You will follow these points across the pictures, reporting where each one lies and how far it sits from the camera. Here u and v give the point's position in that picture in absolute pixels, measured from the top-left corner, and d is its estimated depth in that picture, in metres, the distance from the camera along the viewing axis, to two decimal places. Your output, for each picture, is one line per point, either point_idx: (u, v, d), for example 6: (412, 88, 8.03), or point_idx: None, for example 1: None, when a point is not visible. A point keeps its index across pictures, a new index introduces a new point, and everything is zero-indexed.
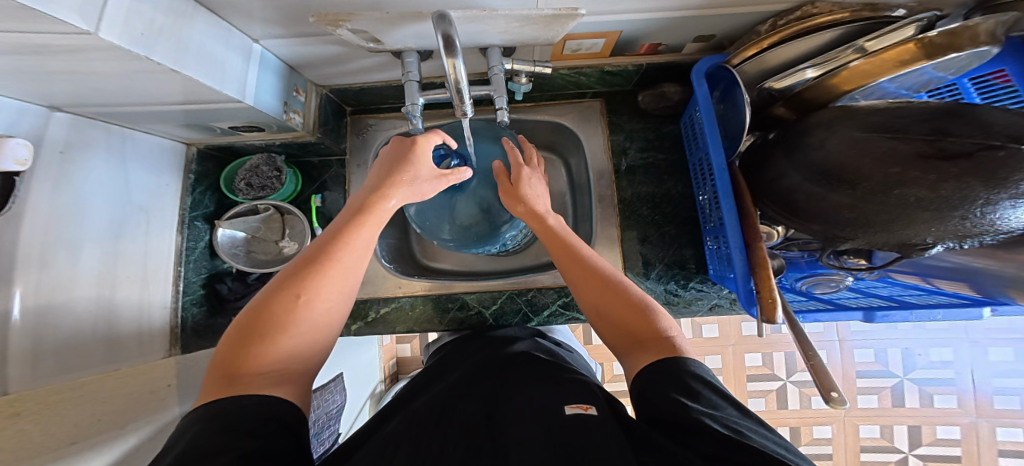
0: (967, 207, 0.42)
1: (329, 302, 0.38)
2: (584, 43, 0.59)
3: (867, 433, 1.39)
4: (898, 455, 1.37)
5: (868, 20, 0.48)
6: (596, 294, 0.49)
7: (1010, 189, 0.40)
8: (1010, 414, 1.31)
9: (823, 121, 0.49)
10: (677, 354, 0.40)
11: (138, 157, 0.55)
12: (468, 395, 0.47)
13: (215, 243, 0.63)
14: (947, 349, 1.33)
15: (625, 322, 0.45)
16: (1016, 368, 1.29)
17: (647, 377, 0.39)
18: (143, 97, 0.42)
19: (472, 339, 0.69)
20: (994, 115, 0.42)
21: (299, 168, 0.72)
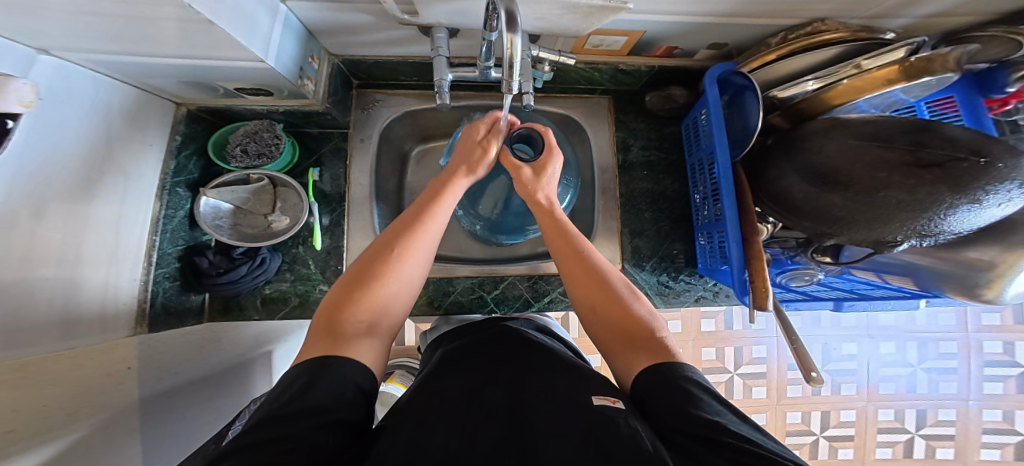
0: (936, 209, 0.49)
1: (414, 266, 0.46)
2: (606, 40, 0.61)
3: (792, 418, 1.50)
4: (811, 437, 1.50)
5: (868, 40, 0.54)
6: (593, 291, 0.49)
7: (971, 194, 0.48)
8: (889, 397, 1.48)
9: (820, 129, 0.55)
10: (671, 360, 0.41)
11: (122, 111, 0.48)
12: (462, 378, 0.44)
13: (195, 213, 0.57)
14: (853, 344, 1.47)
15: (623, 320, 0.46)
16: (896, 358, 1.47)
17: (649, 378, 0.39)
18: (143, 43, 0.37)
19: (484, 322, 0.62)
20: (954, 132, 0.50)
21: (296, 139, 0.68)
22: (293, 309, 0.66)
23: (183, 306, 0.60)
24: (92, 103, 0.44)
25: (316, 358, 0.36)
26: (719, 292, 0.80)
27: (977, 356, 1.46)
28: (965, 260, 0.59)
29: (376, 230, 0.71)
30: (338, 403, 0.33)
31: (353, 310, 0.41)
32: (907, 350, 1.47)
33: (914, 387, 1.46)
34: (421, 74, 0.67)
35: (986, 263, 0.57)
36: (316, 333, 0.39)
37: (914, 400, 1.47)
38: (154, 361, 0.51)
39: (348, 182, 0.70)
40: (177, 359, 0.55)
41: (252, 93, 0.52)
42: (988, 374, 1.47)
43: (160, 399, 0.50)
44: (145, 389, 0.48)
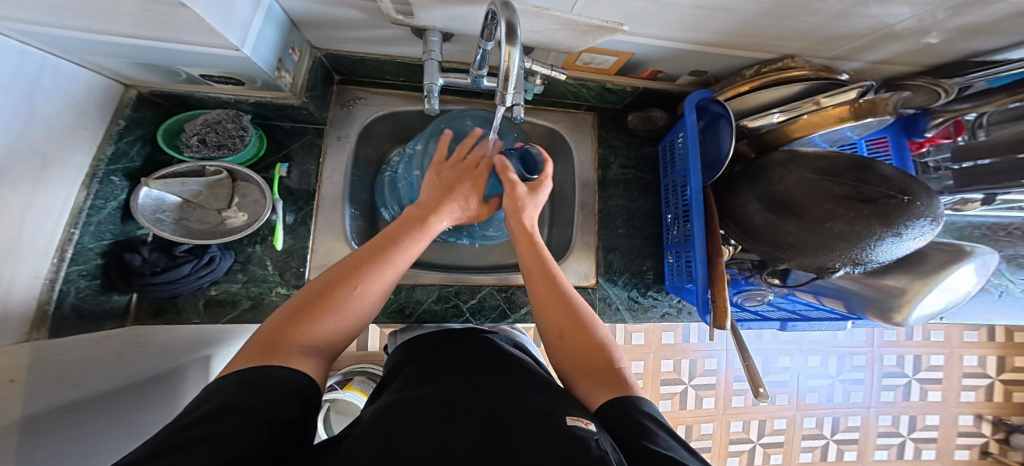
0: (867, 241, 0.52)
1: (372, 302, 0.43)
2: (596, 58, 0.64)
3: (734, 427, 1.58)
4: (749, 444, 1.59)
5: (825, 79, 0.60)
6: (554, 314, 0.47)
7: (897, 228, 0.51)
8: (814, 406, 1.61)
9: (781, 162, 0.60)
10: (630, 393, 0.39)
11: (51, 91, 0.41)
12: (416, 388, 0.40)
13: (131, 205, 0.49)
14: (787, 358, 1.59)
15: (584, 347, 0.44)
16: (819, 371, 1.61)
17: (611, 409, 0.37)
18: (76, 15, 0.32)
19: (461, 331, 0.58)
20: (888, 170, 0.54)
21: (265, 131, 0.63)
22: (243, 313, 0.61)
23: (100, 309, 0.52)
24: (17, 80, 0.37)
25: (251, 367, 0.32)
26: (683, 309, 0.83)
27: (878, 369, 1.64)
28: (883, 286, 0.65)
29: (347, 233, 0.67)
30: (278, 404, 0.30)
31: (299, 333, 0.37)
32: (829, 364, 1.62)
33: (831, 397, 1.62)
34: (411, 76, 0.66)
35: (898, 289, 0.63)
36: (253, 347, 0.35)
37: (833, 409, 1.62)
38: (50, 372, 0.41)
39: (319, 181, 0.66)
40: (83, 369, 0.45)
41: (219, 81, 0.47)
42: (885, 383, 1.65)
43: (59, 415, 0.40)
44: (35, 406, 0.38)
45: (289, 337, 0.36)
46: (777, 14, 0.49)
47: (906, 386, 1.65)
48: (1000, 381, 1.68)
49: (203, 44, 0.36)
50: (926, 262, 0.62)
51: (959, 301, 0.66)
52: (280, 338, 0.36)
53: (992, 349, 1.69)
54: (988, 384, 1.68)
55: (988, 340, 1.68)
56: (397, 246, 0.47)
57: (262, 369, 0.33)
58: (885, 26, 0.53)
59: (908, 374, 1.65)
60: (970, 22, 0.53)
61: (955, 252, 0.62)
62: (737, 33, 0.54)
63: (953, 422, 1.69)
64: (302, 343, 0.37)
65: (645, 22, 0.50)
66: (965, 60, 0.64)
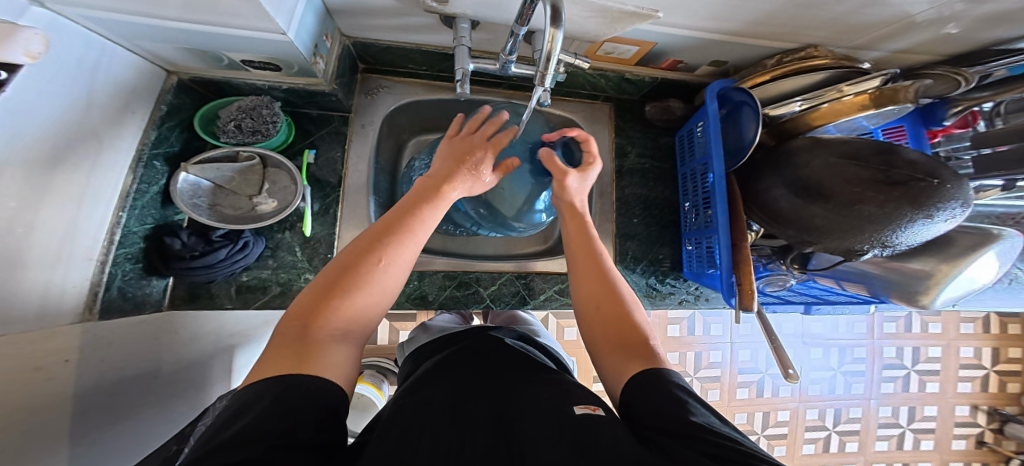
0: (897, 222, 0.53)
1: (397, 273, 0.42)
2: (619, 48, 0.64)
3: (739, 419, 1.59)
4: (755, 436, 1.60)
5: (849, 68, 0.59)
6: (593, 285, 0.49)
7: (926, 210, 0.52)
8: (817, 398, 1.63)
9: (805, 146, 0.61)
10: (657, 366, 0.39)
11: (107, 77, 0.42)
12: (434, 391, 0.42)
13: (170, 189, 0.50)
14: (791, 350, 1.62)
15: (618, 327, 0.44)
16: (821, 362, 1.63)
17: (638, 386, 0.37)
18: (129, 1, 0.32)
19: (467, 336, 0.60)
20: (914, 155, 0.55)
21: (293, 119, 0.64)
22: (272, 298, 0.61)
23: (140, 293, 0.53)
24: (81, 65, 0.38)
25: (271, 378, 0.30)
26: (700, 296, 0.84)
27: (880, 361, 1.66)
28: (908, 270, 0.65)
29: (371, 219, 0.68)
30: (309, 426, 0.28)
31: (326, 319, 0.36)
32: (830, 356, 1.63)
33: (833, 388, 1.63)
34: (434, 65, 0.66)
35: (925, 272, 0.64)
36: (278, 343, 0.34)
37: (834, 400, 1.64)
38: (98, 353, 0.44)
39: (345, 168, 0.66)
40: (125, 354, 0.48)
41: (258, 67, 0.48)
42: (885, 375, 1.66)
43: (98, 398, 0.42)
44: (82, 384, 0.41)
45: (316, 324, 0.36)
46: (807, 2, 0.49)
47: (905, 377, 1.67)
48: (996, 372, 1.70)
49: (247, 29, 0.37)
50: (956, 244, 0.63)
51: (979, 288, 0.68)
52: (306, 324, 0.35)
53: (988, 340, 1.70)
54: (984, 374, 1.70)
55: (982, 331, 1.70)
56: (413, 216, 0.47)
57: (285, 375, 0.31)
58: (910, 14, 0.53)
59: (907, 366, 1.67)
60: (994, 10, 0.53)
61: (970, 237, 0.63)
62: (763, 22, 0.55)
63: (950, 413, 1.70)
64: (330, 327, 0.36)
65: (673, 10, 0.51)
66: (984, 49, 0.64)
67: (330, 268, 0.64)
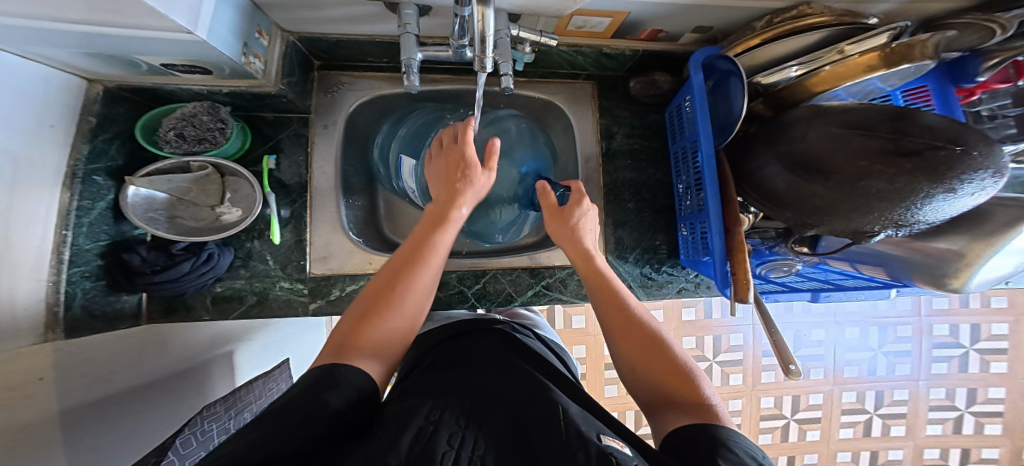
0: (912, 199, 0.46)
1: (415, 299, 0.44)
2: (590, 21, 0.59)
3: (766, 403, 1.53)
4: (783, 421, 1.54)
5: (851, 24, 0.52)
6: (638, 345, 0.44)
7: (946, 184, 0.44)
8: (852, 381, 1.54)
9: (803, 118, 0.53)
10: (712, 421, 0.35)
11: (19, 94, 0.41)
12: (450, 398, 0.42)
13: (121, 205, 0.50)
14: (821, 331, 1.52)
15: (664, 380, 0.41)
16: (859, 343, 1.53)
17: (691, 434, 0.34)
18: (18, 8, 0.30)
19: (465, 336, 0.60)
20: (933, 120, 0.47)
21: (248, 123, 0.62)
22: (250, 308, 0.62)
23: (112, 309, 0.54)
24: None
25: (320, 369, 0.37)
26: (701, 283, 0.79)
27: (927, 339, 1.53)
28: (932, 251, 0.58)
29: (342, 221, 0.68)
30: (334, 395, 0.34)
31: (371, 324, 0.41)
32: (869, 336, 1.53)
33: (873, 370, 1.53)
34: (389, 55, 0.63)
35: (952, 253, 0.57)
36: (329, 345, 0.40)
37: (873, 382, 1.53)
38: (76, 369, 0.47)
39: (310, 172, 0.65)
40: (107, 366, 0.52)
41: (185, 70, 0.46)
42: (935, 355, 1.54)
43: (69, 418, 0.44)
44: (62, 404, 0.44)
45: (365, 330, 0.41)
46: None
47: (963, 356, 1.53)
48: None
49: (147, 29, 0.34)
50: (991, 220, 0.55)
51: None
52: (340, 348, 0.39)
53: None
54: None
55: None
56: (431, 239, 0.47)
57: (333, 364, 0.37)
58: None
59: (964, 344, 1.53)
60: None
61: (1015, 208, 0.54)
62: None
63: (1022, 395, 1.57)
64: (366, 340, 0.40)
65: None
66: None
67: (303, 275, 0.64)
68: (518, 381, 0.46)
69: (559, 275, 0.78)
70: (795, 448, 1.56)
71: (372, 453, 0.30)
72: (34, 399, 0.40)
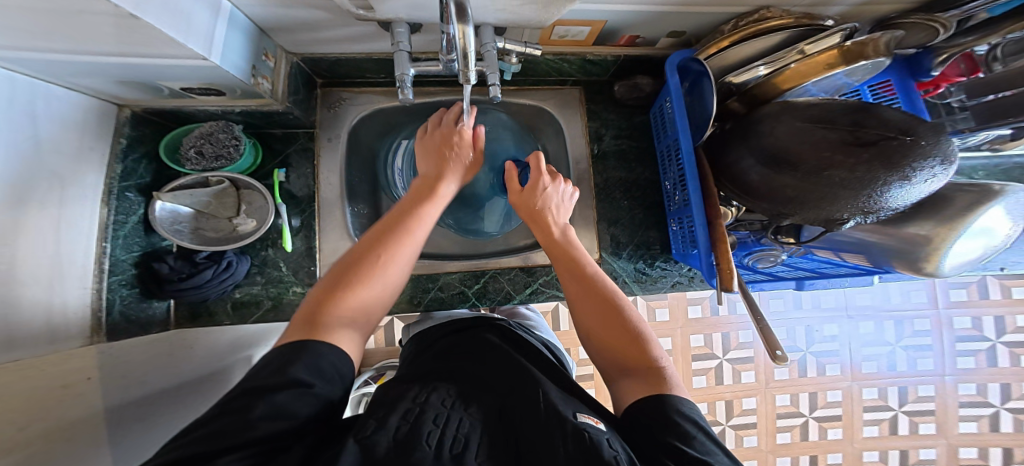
0: (874, 187, 0.49)
1: (395, 268, 0.47)
2: (571, 31, 0.63)
3: (781, 401, 1.53)
4: (801, 419, 1.53)
5: (808, 26, 0.56)
6: (597, 318, 0.48)
7: (902, 171, 0.48)
8: (873, 376, 1.54)
9: (772, 113, 0.56)
10: (662, 388, 0.39)
11: (60, 120, 0.46)
12: (440, 383, 0.45)
13: (150, 218, 0.56)
14: (835, 326, 1.53)
15: (619, 350, 0.45)
16: (876, 337, 1.53)
17: (645, 407, 0.38)
18: (66, 45, 0.35)
19: (455, 331, 0.63)
20: (889, 114, 0.51)
21: (260, 140, 0.67)
22: (266, 312, 0.68)
23: (145, 315, 0.60)
24: (29, 110, 0.41)
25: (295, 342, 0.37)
26: (694, 277, 0.82)
27: (950, 333, 1.53)
28: (907, 236, 0.60)
29: (348, 229, 0.73)
30: (316, 378, 0.34)
31: (338, 303, 0.41)
32: (886, 330, 1.53)
33: (893, 365, 1.53)
34: (386, 71, 0.68)
35: (923, 237, 0.59)
36: (299, 322, 0.40)
37: (897, 378, 1.53)
38: (117, 370, 0.49)
39: (317, 182, 0.70)
40: (140, 369, 0.52)
41: (200, 93, 0.51)
42: (960, 349, 1.54)
43: (128, 410, 0.48)
44: (106, 402, 0.45)
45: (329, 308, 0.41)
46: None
47: (990, 350, 1.53)
48: None
49: (171, 57, 0.39)
50: (951, 205, 0.58)
51: (999, 246, 0.62)
52: (315, 314, 0.40)
53: None
54: None
55: None
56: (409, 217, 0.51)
57: (306, 340, 0.37)
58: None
59: (991, 337, 1.53)
60: None
61: (976, 193, 0.58)
62: None
63: None
64: (342, 312, 0.41)
65: None
66: None
67: (315, 280, 0.69)
68: (500, 370, 0.49)
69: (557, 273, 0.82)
70: (817, 447, 1.54)
71: (362, 433, 0.34)
72: (84, 396, 0.43)
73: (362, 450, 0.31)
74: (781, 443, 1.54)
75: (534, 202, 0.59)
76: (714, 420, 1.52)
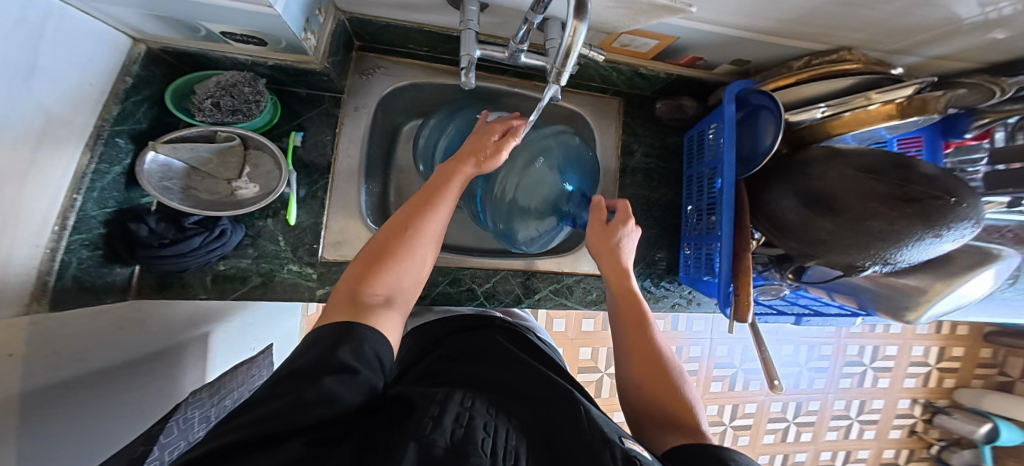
0: (907, 240, 0.51)
1: (427, 245, 0.45)
2: (636, 41, 0.60)
3: (710, 410, 1.64)
4: (722, 427, 1.66)
5: (880, 74, 0.56)
6: (649, 363, 0.45)
7: (936, 230, 0.50)
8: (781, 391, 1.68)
9: (819, 157, 0.58)
10: (705, 442, 0.36)
11: (58, 40, 0.37)
12: (477, 391, 0.42)
13: (136, 169, 0.47)
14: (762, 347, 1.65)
15: (664, 397, 0.43)
16: (790, 358, 1.67)
17: (688, 452, 0.34)
18: None
19: (477, 334, 0.60)
20: (927, 168, 0.52)
21: (278, 97, 0.61)
22: (252, 290, 0.59)
23: (104, 282, 0.50)
24: (27, 24, 0.32)
25: (339, 323, 0.35)
26: (692, 299, 0.84)
27: (842, 359, 1.70)
28: (901, 285, 0.66)
29: (361, 206, 0.67)
30: (359, 363, 0.33)
31: (371, 283, 0.39)
32: (799, 352, 1.68)
33: (797, 383, 1.68)
34: (433, 46, 0.64)
35: (917, 288, 0.64)
36: (335, 302, 0.38)
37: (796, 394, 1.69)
38: (53, 342, 0.41)
39: (335, 152, 0.64)
40: (83, 343, 0.44)
41: (240, 39, 0.46)
42: (844, 371, 1.71)
43: (54, 392, 0.39)
44: (28, 383, 0.36)
45: (365, 289, 0.39)
46: (851, 2, 0.45)
47: (862, 373, 1.71)
48: (937, 369, 1.73)
49: None
50: (951, 263, 0.63)
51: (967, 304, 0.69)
52: (354, 292, 0.39)
53: (937, 340, 1.74)
54: (926, 371, 1.74)
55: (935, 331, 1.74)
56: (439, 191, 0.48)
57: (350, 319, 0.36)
58: (958, 18, 0.49)
59: (864, 362, 1.72)
60: None
61: (966, 258, 0.63)
62: (795, 23, 0.51)
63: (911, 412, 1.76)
64: (375, 292, 0.39)
65: (713, 4, 0.47)
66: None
67: (315, 260, 0.62)
68: (524, 374, 0.47)
69: (566, 281, 0.80)
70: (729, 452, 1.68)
71: (420, 431, 0.30)
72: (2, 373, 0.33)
73: (423, 450, 0.28)
74: None
75: (611, 245, 0.54)
76: None
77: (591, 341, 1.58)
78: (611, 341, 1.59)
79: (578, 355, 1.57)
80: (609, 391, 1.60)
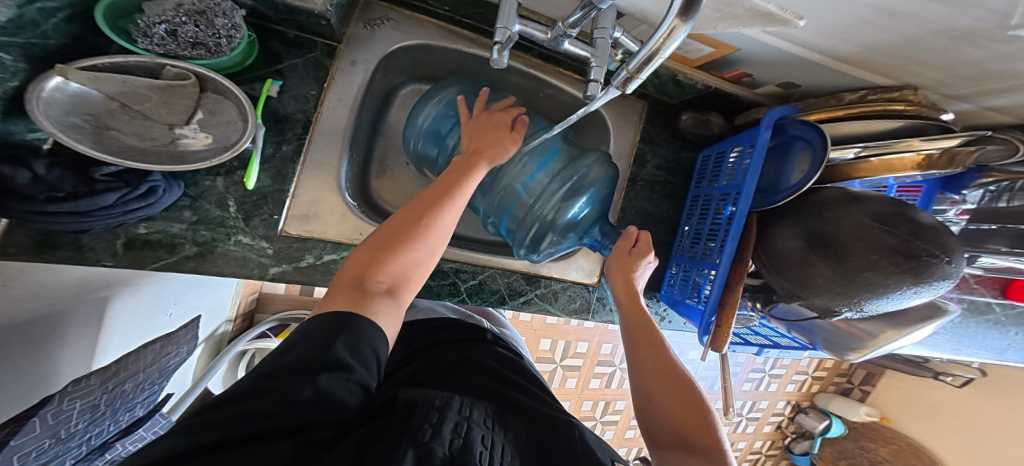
0: (892, 292, 0.50)
1: (437, 235, 0.41)
2: (692, 45, 0.55)
3: None
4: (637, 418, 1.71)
5: (930, 119, 0.52)
6: (664, 378, 0.44)
7: (921, 283, 0.49)
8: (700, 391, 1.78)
9: (839, 200, 0.55)
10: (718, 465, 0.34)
11: None
12: (478, 398, 0.38)
13: (27, 94, 0.35)
14: None
15: (684, 423, 0.40)
16: None
17: None
18: None
19: (465, 342, 0.56)
20: (925, 217, 0.51)
21: (257, 34, 0.50)
22: (183, 261, 0.50)
23: None
24: None
25: (340, 313, 0.31)
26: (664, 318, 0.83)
27: (751, 365, 1.78)
28: (854, 329, 0.68)
29: (339, 177, 0.59)
30: (356, 358, 0.29)
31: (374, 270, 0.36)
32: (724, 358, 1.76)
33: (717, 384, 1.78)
34: (458, 6, 0.56)
35: (869, 334, 0.67)
36: (336, 292, 0.35)
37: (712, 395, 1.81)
38: None
39: (319, 109, 0.55)
40: None
41: None
42: (751, 376, 1.80)
43: None
44: None
45: (367, 277, 0.35)
46: (959, 37, 0.42)
47: (762, 379, 1.82)
48: (812, 377, 1.90)
49: None
50: (906, 314, 0.67)
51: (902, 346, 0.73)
52: (355, 284, 0.35)
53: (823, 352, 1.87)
54: (805, 378, 1.89)
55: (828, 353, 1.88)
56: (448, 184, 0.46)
57: (351, 310, 0.32)
58: None
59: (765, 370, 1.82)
60: None
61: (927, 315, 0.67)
62: (869, 50, 0.48)
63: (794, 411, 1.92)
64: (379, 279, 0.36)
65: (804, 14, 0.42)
66: None
67: (275, 233, 0.54)
68: (507, 382, 0.45)
69: (550, 286, 0.76)
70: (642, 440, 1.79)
71: (419, 437, 0.26)
72: None
73: (423, 456, 0.24)
74: (627, 438, 1.80)
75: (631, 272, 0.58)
76: (591, 415, 1.71)
77: (551, 332, 1.58)
78: (571, 335, 1.60)
79: (538, 346, 1.58)
80: (559, 382, 1.63)
